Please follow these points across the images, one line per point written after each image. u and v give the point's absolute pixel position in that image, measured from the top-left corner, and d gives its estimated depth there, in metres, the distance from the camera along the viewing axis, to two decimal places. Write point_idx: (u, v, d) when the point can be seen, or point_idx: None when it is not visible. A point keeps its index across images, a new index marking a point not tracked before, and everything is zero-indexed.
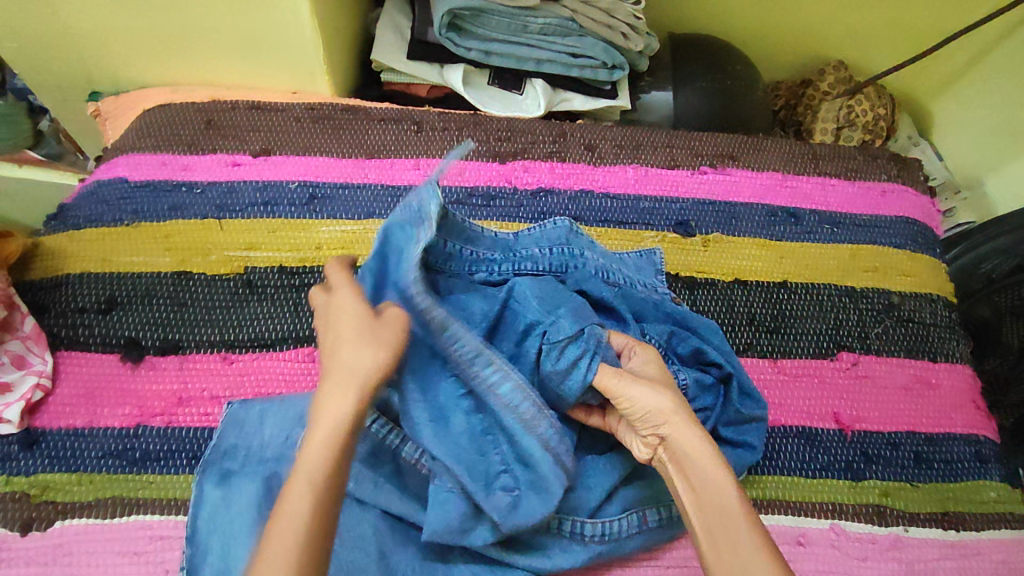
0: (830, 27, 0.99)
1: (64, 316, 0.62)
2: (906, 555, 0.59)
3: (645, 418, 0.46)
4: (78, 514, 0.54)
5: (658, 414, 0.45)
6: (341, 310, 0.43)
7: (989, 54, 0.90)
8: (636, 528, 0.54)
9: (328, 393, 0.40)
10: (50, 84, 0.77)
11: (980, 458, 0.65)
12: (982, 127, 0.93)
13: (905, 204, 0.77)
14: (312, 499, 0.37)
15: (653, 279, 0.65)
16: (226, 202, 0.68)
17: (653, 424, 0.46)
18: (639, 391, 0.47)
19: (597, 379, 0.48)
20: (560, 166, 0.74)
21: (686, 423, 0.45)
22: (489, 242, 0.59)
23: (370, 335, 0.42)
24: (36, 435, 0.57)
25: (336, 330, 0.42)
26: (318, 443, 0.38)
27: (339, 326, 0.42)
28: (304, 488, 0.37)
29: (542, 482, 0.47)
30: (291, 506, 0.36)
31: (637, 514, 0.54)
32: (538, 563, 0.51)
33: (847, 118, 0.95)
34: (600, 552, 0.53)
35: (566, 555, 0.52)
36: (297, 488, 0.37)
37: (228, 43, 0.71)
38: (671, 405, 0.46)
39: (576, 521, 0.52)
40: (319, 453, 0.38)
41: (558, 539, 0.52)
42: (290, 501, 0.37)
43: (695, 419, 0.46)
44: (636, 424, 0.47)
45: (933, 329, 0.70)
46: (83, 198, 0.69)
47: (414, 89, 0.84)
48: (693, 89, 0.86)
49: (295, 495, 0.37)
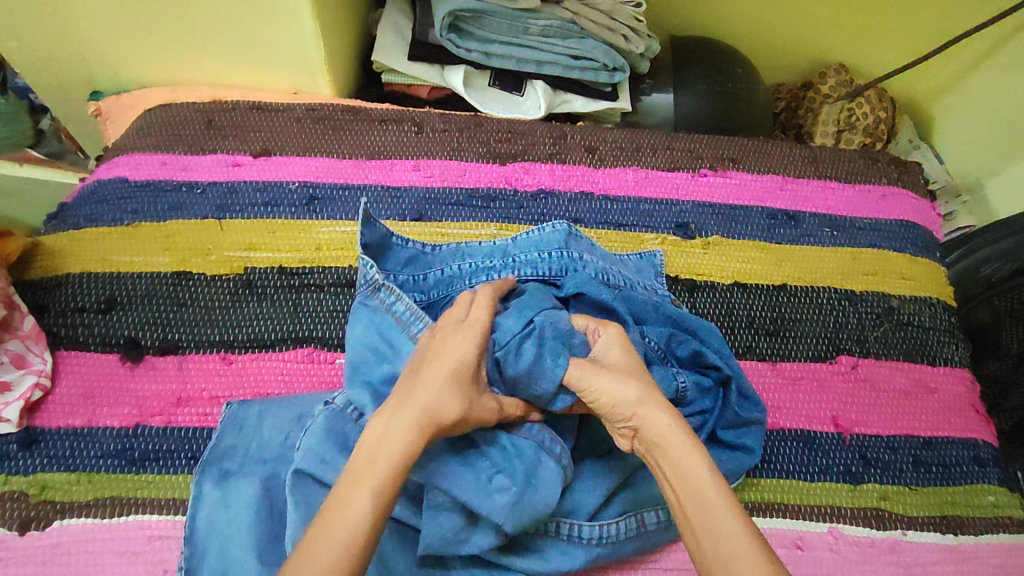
0: (830, 30, 0.99)
1: (64, 316, 0.62)
2: (904, 558, 0.59)
3: (614, 410, 0.46)
4: (77, 513, 0.54)
5: (626, 405, 0.45)
6: (450, 352, 0.45)
7: (989, 58, 0.90)
8: (633, 531, 0.54)
9: (409, 412, 0.41)
10: (51, 83, 0.77)
11: (979, 462, 0.65)
12: (982, 131, 0.93)
13: (905, 208, 0.77)
14: (373, 509, 0.38)
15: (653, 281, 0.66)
16: (227, 202, 0.68)
17: (625, 416, 0.45)
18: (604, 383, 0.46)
19: (568, 373, 0.48)
20: (560, 168, 0.74)
21: (655, 410, 0.44)
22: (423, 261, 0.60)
23: (469, 389, 0.44)
24: (35, 434, 0.57)
25: (441, 368, 0.44)
26: (387, 456, 0.39)
27: (447, 359, 0.44)
28: (368, 496, 0.38)
29: (539, 485, 0.48)
30: (351, 508, 0.38)
31: (635, 517, 0.54)
32: (535, 566, 0.51)
33: (847, 121, 0.95)
34: (598, 555, 0.53)
35: (564, 558, 0.52)
36: (359, 492, 0.38)
37: (229, 43, 0.71)
38: (637, 394, 0.45)
39: (574, 524, 0.52)
40: (386, 466, 0.39)
41: (555, 542, 0.52)
42: (349, 502, 0.38)
43: (665, 403, 0.45)
44: (609, 418, 0.46)
45: (932, 333, 0.70)
46: (84, 198, 0.69)
47: (414, 90, 0.84)
48: (694, 91, 0.86)
49: (356, 500, 0.38)
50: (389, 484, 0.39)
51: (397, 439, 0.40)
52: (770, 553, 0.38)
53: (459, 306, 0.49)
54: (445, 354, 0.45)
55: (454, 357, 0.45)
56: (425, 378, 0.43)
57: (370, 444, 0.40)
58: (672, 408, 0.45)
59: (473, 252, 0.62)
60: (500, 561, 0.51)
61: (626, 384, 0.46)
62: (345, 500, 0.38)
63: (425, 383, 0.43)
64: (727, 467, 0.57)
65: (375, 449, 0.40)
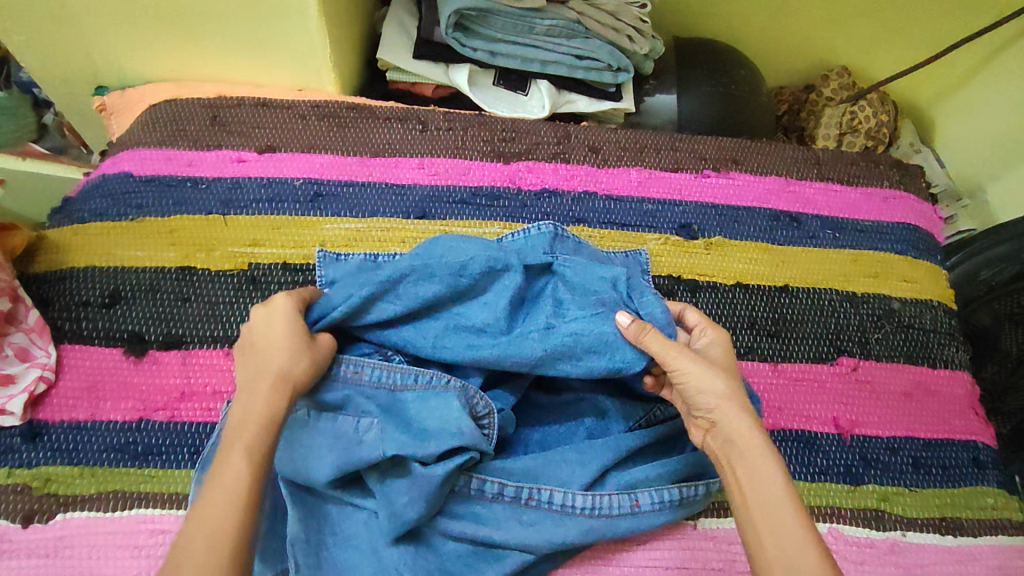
0: (834, 34, 0.99)
1: (68, 310, 0.62)
2: (904, 559, 0.59)
3: (698, 400, 0.48)
4: (80, 506, 0.54)
5: (711, 397, 0.48)
6: (272, 325, 0.49)
7: (992, 63, 0.91)
8: (627, 509, 0.54)
9: (261, 390, 0.45)
10: (57, 78, 0.77)
11: (977, 464, 0.65)
12: (984, 135, 0.94)
13: (907, 211, 0.77)
14: (250, 466, 0.41)
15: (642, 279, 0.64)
16: (232, 197, 0.68)
17: (707, 409, 0.48)
18: (693, 373, 0.48)
19: (657, 348, 0.49)
20: (564, 167, 0.74)
21: (738, 411, 0.47)
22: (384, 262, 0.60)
23: (303, 347, 0.48)
24: (38, 427, 0.57)
25: (272, 341, 0.48)
26: (256, 422, 0.44)
27: (269, 333, 0.48)
28: (242, 453, 0.42)
29: (445, 413, 0.50)
30: (228, 472, 0.41)
31: (629, 495, 0.54)
32: (527, 539, 0.51)
33: (850, 123, 0.95)
34: (591, 526, 0.53)
35: (556, 529, 0.52)
36: (236, 456, 0.42)
37: (234, 38, 0.71)
38: (725, 393, 0.48)
39: (567, 493, 0.53)
40: (257, 429, 0.43)
41: (548, 514, 0.52)
42: (227, 465, 0.41)
43: (746, 409, 0.47)
44: (691, 406, 0.49)
45: (933, 335, 0.70)
46: (88, 191, 0.69)
47: (419, 88, 0.84)
48: (698, 93, 0.87)
49: (236, 460, 0.42)
50: (263, 440, 0.43)
51: (259, 407, 0.44)
52: (830, 559, 0.40)
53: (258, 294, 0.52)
54: (269, 329, 0.48)
55: (277, 327, 0.48)
56: (263, 356, 0.47)
57: (235, 423, 0.44)
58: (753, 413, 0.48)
59: None
60: (481, 536, 0.51)
61: (714, 382, 0.48)
62: (223, 464, 0.41)
63: (264, 360, 0.47)
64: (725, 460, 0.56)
65: (240, 424, 0.44)
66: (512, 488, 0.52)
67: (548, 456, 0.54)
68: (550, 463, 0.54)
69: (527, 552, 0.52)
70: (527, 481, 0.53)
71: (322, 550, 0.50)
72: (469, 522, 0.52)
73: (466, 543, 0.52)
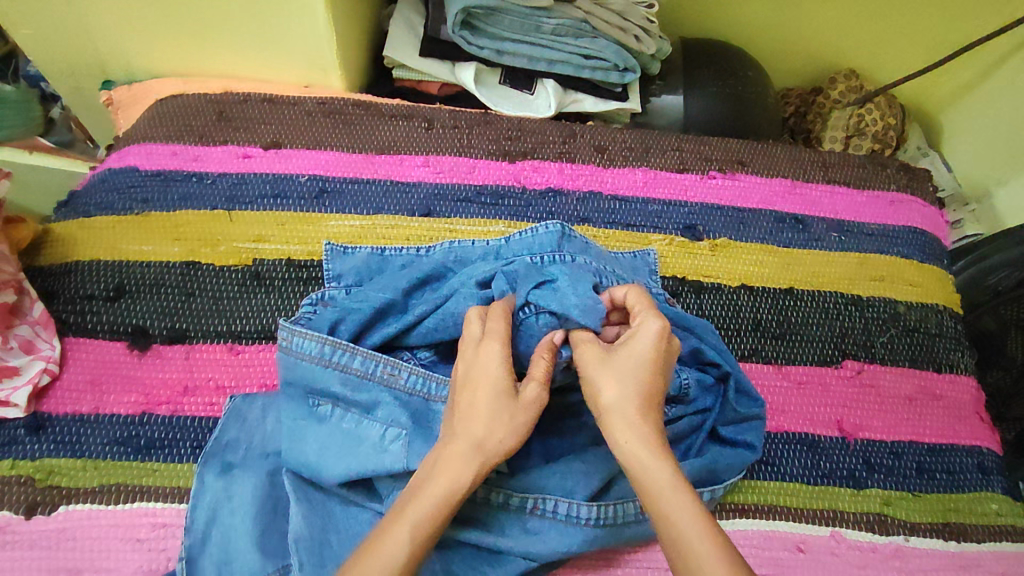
0: (841, 37, 0.99)
1: (73, 302, 0.62)
2: (906, 564, 0.59)
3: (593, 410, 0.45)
4: (82, 499, 0.54)
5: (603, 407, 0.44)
6: (476, 377, 0.44)
7: (1001, 67, 0.90)
8: (631, 517, 0.54)
9: (454, 455, 0.41)
10: (65, 72, 0.77)
11: (982, 470, 0.65)
12: (991, 140, 0.94)
13: (914, 214, 0.77)
14: (411, 547, 0.38)
15: (647, 279, 0.66)
16: (237, 193, 0.68)
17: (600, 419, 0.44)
18: (591, 376, 0.45)
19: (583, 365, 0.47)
20: (570, 166, 0.74)
21: (625, 418, 0.43)
22: (404, 261, 0.64)
23: (505, 409, 0.43)
24: (43, 419, 0.57)
25: (471, 398, 0.43)
26: (433, 493, 0.40)
27: (471, 386, 0.44)
28: (405, 526, 0.38)
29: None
30: (390, 542, 0.38)
31: (634, 504, 0.54)
32: (531, 547, 0.51)
33: (857, 126, 0.95)
34: (595, 536, 0.53)
35: (560, 538, 0.52)
36: (400, 528, 0.38)
37: (241, 33, 0.71)
38: (615, 397, 0.44)
39: (572, 504, 0.53)
40: (431, 500, 0.39)
41: (552, 523, 0.52)
42: (389, 536, 0.38)
43: (640, 407, 0.43)
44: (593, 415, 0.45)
45: (938, 339, 0.70)
46: (94, 185, 0.69)
47: (425, 86, 0.85)
48: (705, 94, 0.87)
49: (397, 533, 0.38)
50: (433, 518, 0.39)
51: (441, 480, 0.40)
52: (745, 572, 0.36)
53: (475, 322, 0.48)
54: (475, 374, 0.44)
55: (481, 375, 0.44)
56: (463, 412, 0.43)
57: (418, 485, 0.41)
58: (649, 409, 0.44)
59: (467, 254, 0.63)
60: (486, 544, 0.51)
61: (605, 387, 0.44)
62: (385, 536, 0.38)
63: (463, 418, 0.43)
64: (730, 464, 0.57)
65: (415, 494, 0.40)
66: (518, 498, 0.52)
67: (554, 467, 0.54)
68: (556, 473, 0.54)
69: (530, 559, 0.52)
70: (532, 492, 0.53)
71: (326, 548, 0.48)
72: (476, 529, 0.52)
73: (469, 545, 0.52)
